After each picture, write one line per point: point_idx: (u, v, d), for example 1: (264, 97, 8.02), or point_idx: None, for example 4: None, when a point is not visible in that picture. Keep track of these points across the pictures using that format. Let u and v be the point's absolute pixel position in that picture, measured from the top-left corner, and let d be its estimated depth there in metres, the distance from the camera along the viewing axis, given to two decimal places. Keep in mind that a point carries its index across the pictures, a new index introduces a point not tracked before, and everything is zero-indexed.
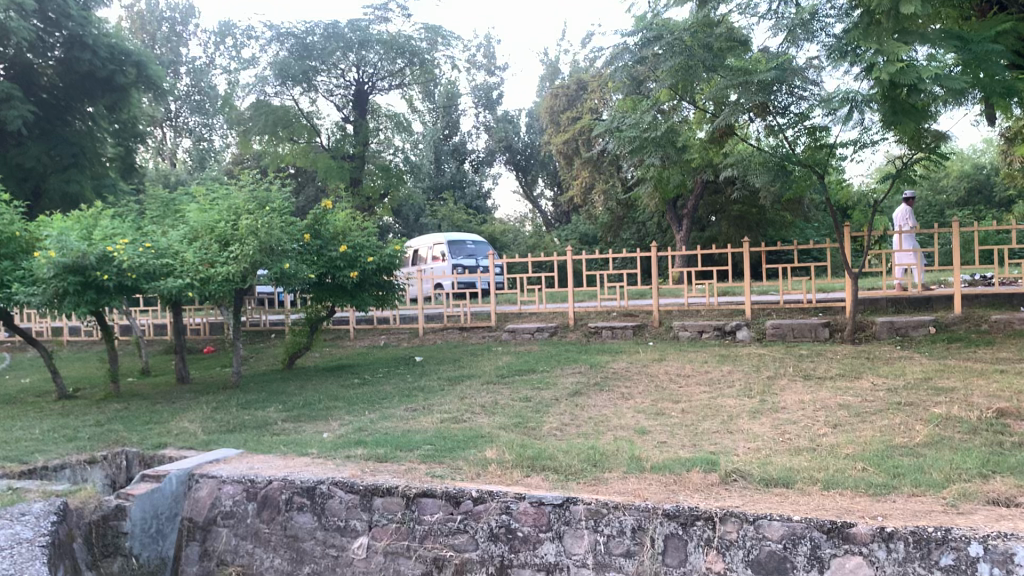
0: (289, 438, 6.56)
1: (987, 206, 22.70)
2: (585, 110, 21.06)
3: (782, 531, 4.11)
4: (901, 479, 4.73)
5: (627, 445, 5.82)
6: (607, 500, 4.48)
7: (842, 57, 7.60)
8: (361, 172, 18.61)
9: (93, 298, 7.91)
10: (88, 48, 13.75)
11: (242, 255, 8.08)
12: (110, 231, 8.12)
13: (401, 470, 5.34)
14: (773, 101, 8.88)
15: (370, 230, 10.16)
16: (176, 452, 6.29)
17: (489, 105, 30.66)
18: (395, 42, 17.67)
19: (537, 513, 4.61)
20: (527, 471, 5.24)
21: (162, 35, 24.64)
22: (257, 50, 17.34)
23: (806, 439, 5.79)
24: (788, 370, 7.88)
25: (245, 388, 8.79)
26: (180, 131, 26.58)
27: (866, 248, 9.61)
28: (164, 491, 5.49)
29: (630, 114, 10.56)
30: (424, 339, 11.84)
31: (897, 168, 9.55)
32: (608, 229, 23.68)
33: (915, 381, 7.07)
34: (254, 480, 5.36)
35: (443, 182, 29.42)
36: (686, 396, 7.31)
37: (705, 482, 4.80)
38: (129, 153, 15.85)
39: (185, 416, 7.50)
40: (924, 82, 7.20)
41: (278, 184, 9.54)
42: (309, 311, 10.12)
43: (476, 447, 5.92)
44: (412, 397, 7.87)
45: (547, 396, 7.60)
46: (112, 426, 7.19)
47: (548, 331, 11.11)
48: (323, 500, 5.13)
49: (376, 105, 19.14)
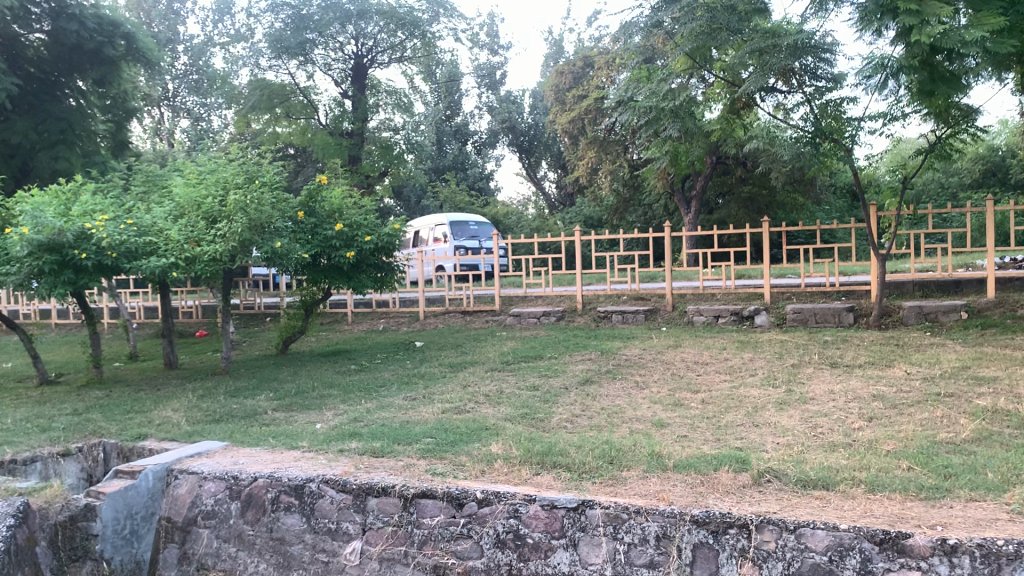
0: (278, 429, 6.09)
1: (1002, 188, 22.02)
2: (591, 88, 20.45)
3: (827, 541, 3.63)
4: (954, 481, 4.24)
5: (644, 439, 5.34)
6: (628, 503, 4.01)
7: (872, 22, 7.04)
8: (360, 149, 18.11)
9: (71, 278, 7.43)
10: (76, 18, 13.13)
11: (230, 234, 7.53)
12: (89, 208, 7.63)
13: (399, 466, 4.86)
14: (800, 68, 8.33)
15: (368, 209, 9.65)
16: (157, 443, 5.83)
17: (492, 84, 30.07)
18: (395, 13, 17.08)
19: (549, 517, 4.14)
20: (537, 468, 4.76)
21: (158, 13, 23.98)
22: (251, 19, 16.74)
23: (840, 433, 5.30)
24: (814, 358, 7.38)
25: (235, 375, 8.33)
26: (178, 111, 25.87)
27: (894, 231, 9.10)
28: (139, 489, 5.03)
29: (644, 86, 10.01)
30: (424, 323, 11.38)
31: (930, 143, 8.95)
32: (614, 212, 23.07)
33: (953, 370, 6.58)
34: (237, 477, 4.90)
35: (444, 163, 28.78)
36: (705, 385, 6.83)
37: (736, 484, 4.30)
38: (119, 129, 15.23)
39: (169, 404, 7.05)
40: (966, 48, 6.61)
41: (271, 159, 9.02)
42: (304, 294, 9.59)
43: (480, 440, 5.45)
44: (411, 385, 7.39)
45: (556, 384, 7.13)
46: (89, 416, 6.71)
47: (555, 315, 10.63)
48: (312, 500, 4.67)
49: (376, 80, 18.59)
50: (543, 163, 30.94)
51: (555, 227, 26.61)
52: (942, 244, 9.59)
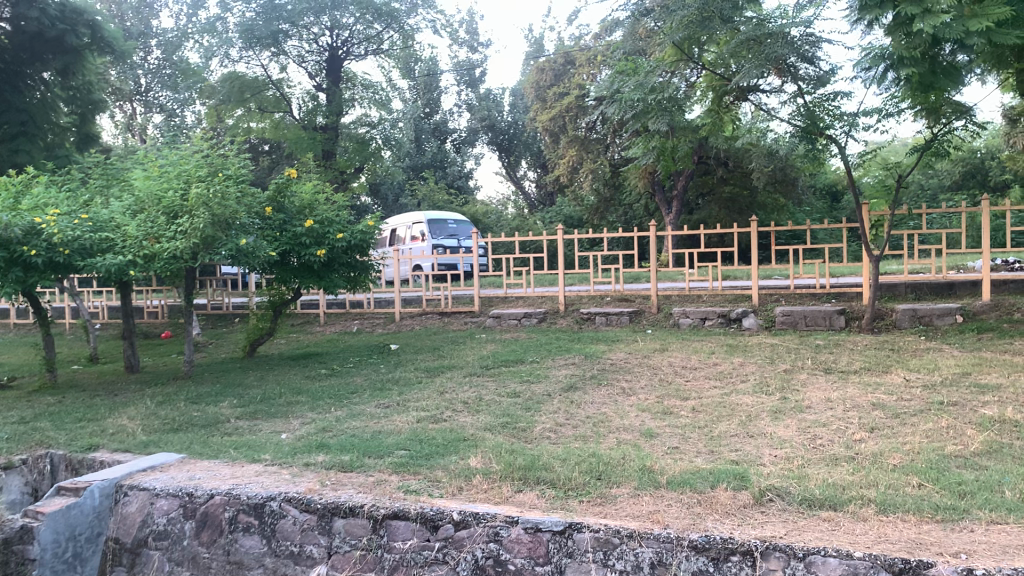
0: (242, 439, 5.67)
1: (982, 190, 21.92)
2: (572, 85, 20.08)
3: (840, 570, 3.29)
4: (971, 500, 3.91)
5: (632, 451, 4.99)
6: (620, 526, 3.65)
7: (866, 11, 6.74)
8: (334, 144, 17.72)
9: (20, 276, 7.00)
10: (36, 5, 12.50)
11: (192, 230, 7.06)
12: (41, 201, 7.23)
13: (368, 483, 4.46)
14: (792, 59, 8.05)
15: (340, 205, 9.27)
16: (109, 455, 5.38)
17: (472, 82, 29.65)
18: (371, 4, 16.64)
19: (532, 542, 3.77)
20: (518, 485, 4.38)
21: (130, 5, 23.19)
22: (221, 9, 16.17)
23: (841, 445, 4.97)
24: (807, 363, 7.08)
25: (198, 379, 7.89)
26: (151, 106, 25.10)
27: (887, 232, 8.79)
28: (84, 508, 4.61)
29: (630, 78, 9.64)
30: (400, 325, 10.98)
31: (926, 142, 8.64)
32: (594, 211, 22.63)
33: (953, 377, 6.28)
34: (192, 494, 4.48)
35: (422, 161, 28.31)
36: (695, 392, 6.49)
37: (736, 504, 3.95)
38: (84, 121, 14.56)
39: (125, 412, 6.60)
40: (971, 37, 6.31)
41: (239, 152, 8.62)
42: (272, 295, 9.19)
43: (459, 452, 5.06)
44: (384, 392, 6.99)
45: (538, 391, 6.75)
46: (37, 424, 6.26)
47: (536, 317, 10.25)
48: (273, 520, 4.27)
49: (352, 74, 18.16)
50: (523, 162, 30.66)
51: (534, 226, 26.29)
52: (936, 245, 9.32)
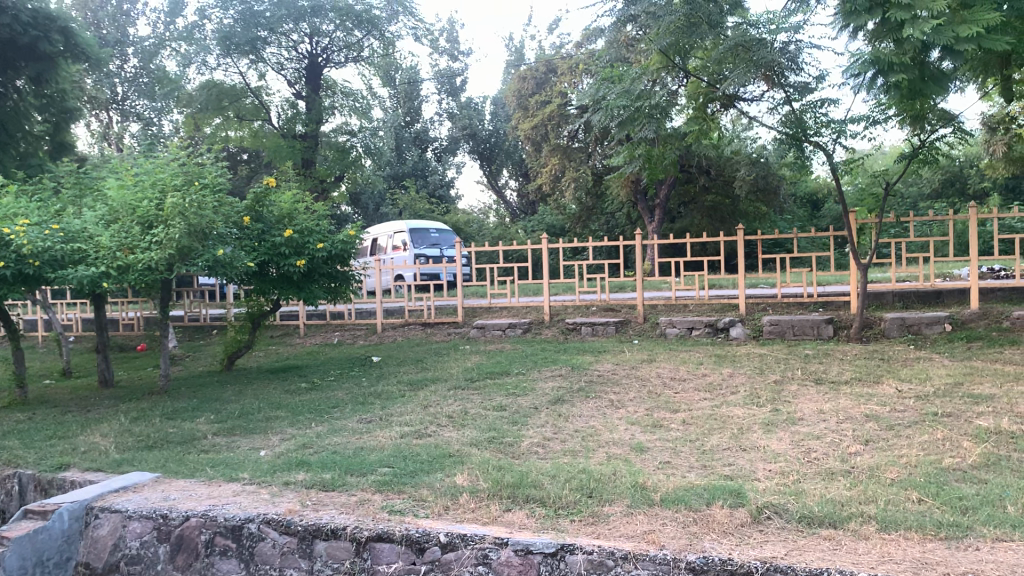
0: (219, 456, 5.48)
1: (962, 198, 22.05)
2: (554, 93, 19.99)
3: None
4: (973, 516, 3.80)
5: (623, 466, 4.85)
6: (614, 547, 3.51)
7: (853, 17, 6.68)
8: (314, 152, 17.62)
9: None
10: (7, 11, 12.06)
11: (168, 240, 6.88)
12: (10, 212, 7.01)
13: (351, 503, 4.29)
14: (778, 66, 8.00)
15: (321, 214, 9.09)
16: (80, 475, 5.17)
17: (453, 91, 29.53)
18: (351, 11, 16.46)
19: (523, 564, 3.62)
20: (507, 504, 4.23)
21: (107, 13, 22.84)
22: (199, 16, 15.95)
23: (837, 459, 4.85)
24: (797, 374, 6.97)
25: (175, 394, 7.67)
26: (127, 115, 24.69)
27: (873, 240, 8.72)
28: (52, 532, 4.42)
29: (615, 85, 9.55)
30: (381, 336, 10.79)
31: (912, 150, 8.58)
32: (577, 220, 22.54)
33: (946, 388, 6.18)
34: (167, 516, 4.28)
35: (403, 170, 28.27)
36: (685, 404, 6.37)
37: (734, 522, 3.81)
38: (58, 130, 14.30)
39: (98, 428, 6.38)
40: (960, 42, 6.26)
41: (216, 160, 8.43)
42: (250, 306, 8.99)
43: (444, 469, 4.90)
44: (366, 406, 6.80)
45: (525, 405, 6.60)
46: (5, 443, 6.03)
47: (520, 328, 10.11)
48: (251, 543, 4.10)
49: (332, 82, 17.98)
50: (504, 171, 30.52)
51: (516, 235, 26.15)
52: (922, 254, 9.25)
